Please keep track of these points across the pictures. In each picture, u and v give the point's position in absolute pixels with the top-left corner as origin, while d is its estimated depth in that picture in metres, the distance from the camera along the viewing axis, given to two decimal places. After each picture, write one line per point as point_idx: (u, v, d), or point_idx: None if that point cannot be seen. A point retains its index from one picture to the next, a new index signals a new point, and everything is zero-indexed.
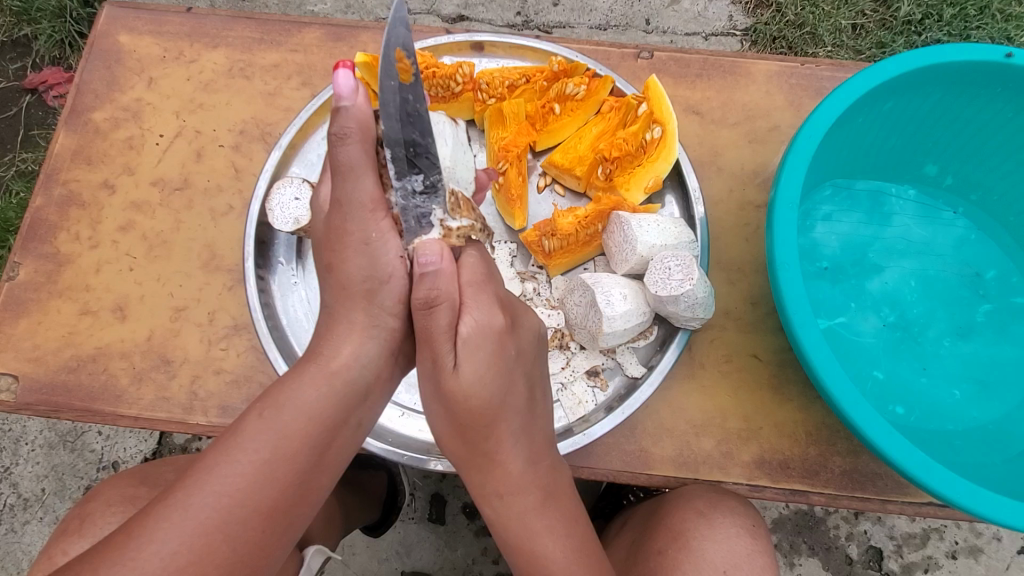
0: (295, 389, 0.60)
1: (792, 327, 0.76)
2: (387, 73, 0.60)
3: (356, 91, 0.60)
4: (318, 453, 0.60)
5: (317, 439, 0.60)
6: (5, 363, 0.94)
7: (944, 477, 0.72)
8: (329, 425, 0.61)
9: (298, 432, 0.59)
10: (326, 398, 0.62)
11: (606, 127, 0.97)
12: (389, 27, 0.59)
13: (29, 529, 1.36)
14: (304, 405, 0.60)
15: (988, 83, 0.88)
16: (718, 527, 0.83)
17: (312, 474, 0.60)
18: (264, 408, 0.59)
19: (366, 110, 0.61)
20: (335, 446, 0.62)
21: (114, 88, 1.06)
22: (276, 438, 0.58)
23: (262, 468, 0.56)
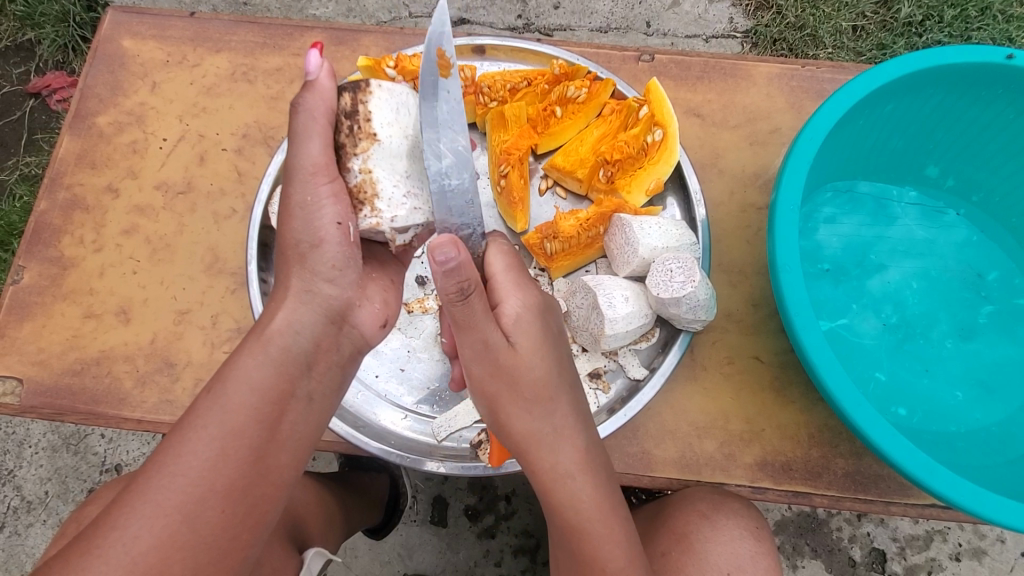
0: (238, 364, 0.59)
1: (794, 329, 0.76)
2: (425, 67, 0.64)
3: (322, 67, 0.65)
4: (267, 428, 0.59)
5: (263, 411, 0.58)
6: (10, 366, 0.94)
7: (947, 479, 0.72)
8: (276, 397, 0.59)
9: (243, 405, 0.57)
10: (279, 372, 0.60)
11: (607, 130, 0.97)
12: (434, 26, 0.64)
13: (33, 532, 1.36)
14: (246, 378, 0.59)
15: (989, 84, 0.88)
16: (722, 528, 0.83)
17: (268, 449, 0.59)
18: (210, 388, 0.58)
19: (327, 85, 0.65)
20: (287, 419, 0.60)
21: (117, 92, 1.06)
22: (222, 415, 0.56)
23: (213, 447, 0.55)
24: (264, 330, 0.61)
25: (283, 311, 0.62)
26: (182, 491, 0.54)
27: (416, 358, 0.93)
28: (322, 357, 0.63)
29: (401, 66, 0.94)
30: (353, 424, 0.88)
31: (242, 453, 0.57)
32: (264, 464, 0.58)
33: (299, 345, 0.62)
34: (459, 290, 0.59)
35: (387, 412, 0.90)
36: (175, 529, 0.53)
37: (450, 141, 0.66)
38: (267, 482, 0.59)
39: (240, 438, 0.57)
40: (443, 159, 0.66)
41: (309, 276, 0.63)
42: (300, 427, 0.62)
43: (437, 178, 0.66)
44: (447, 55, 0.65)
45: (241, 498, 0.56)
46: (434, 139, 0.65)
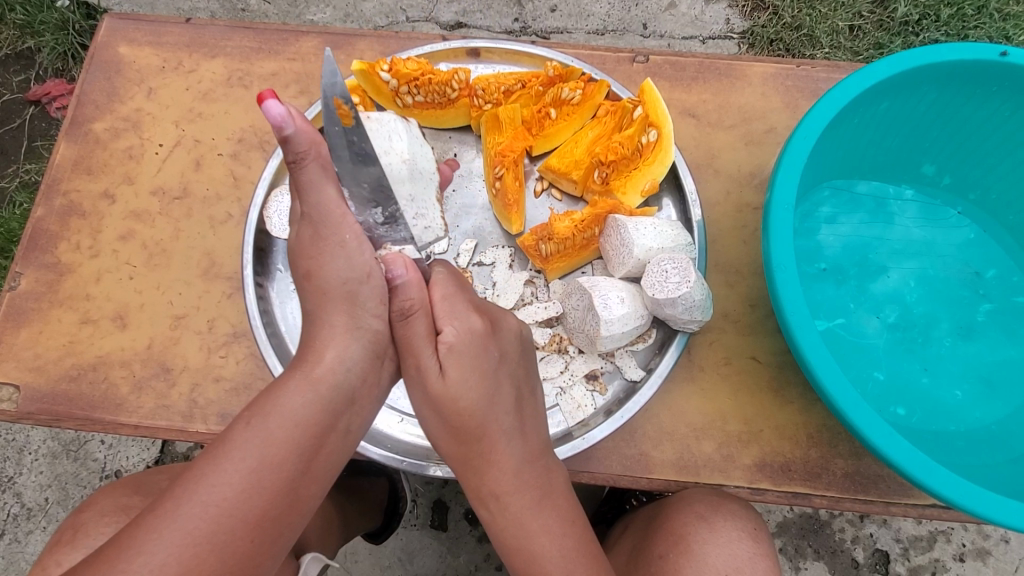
0: (283, 398, 0.60)
1: (790, 329, 0.76)
2: (328, 120, 0.64)
3: (294, 115, 0.57)
4: (306, 460, 0.59)
5: (304, 445, 0.59)
6: (7, 372, 0.94)
7: (946, 479, 0.71)
8: (318, 430, 0.60)
9: (285, 439, 0.58)
10: (323, 408, 0.61)
11: (602, 130, 0.97)
12: (320, 79, 0.63)
13: (33, 539, 1.36)
14: (291, 411, 0.59)
15: (984, 82, 0.87)
16: (720, 530, 0.83)
17: (301, 480, 0.59)
18: (253, 417, 0.58)
19: (307, 131, 0.59)
20: (323, 452, 0.61)
21: (114, 99, 1.07)
22: (264, 448, 0.56)
23: (245, 474, 0.55)
24: (312, 368, 0.62)
25: (333, 348, 0.64)
26: (216, 519, 0.53)
27: None
28: (364, 393, 0.66)
29: (396, 70, 0.95)
30: None
31: (277, 485, 0.57)
32: (295, 493, 0.58)
33: (347, 382, 0.63)
34: (400, 310, 0.64)
35: (382, 416, 0.90)
36: (203, 557, 0.52)
37: (381, 186, 0.67)
38: (296, 512, 0.59)
39: (278, 470, 0.57)
40: (381, 207, 0.68)
41: (359, 312, 0.65)
42: (333, 458, 0.62)
43: (386, 224, 0.69)
44: (345, 104, 0.64)
45: (271, 526, 0.56)
46: (371, 187, 0.67)
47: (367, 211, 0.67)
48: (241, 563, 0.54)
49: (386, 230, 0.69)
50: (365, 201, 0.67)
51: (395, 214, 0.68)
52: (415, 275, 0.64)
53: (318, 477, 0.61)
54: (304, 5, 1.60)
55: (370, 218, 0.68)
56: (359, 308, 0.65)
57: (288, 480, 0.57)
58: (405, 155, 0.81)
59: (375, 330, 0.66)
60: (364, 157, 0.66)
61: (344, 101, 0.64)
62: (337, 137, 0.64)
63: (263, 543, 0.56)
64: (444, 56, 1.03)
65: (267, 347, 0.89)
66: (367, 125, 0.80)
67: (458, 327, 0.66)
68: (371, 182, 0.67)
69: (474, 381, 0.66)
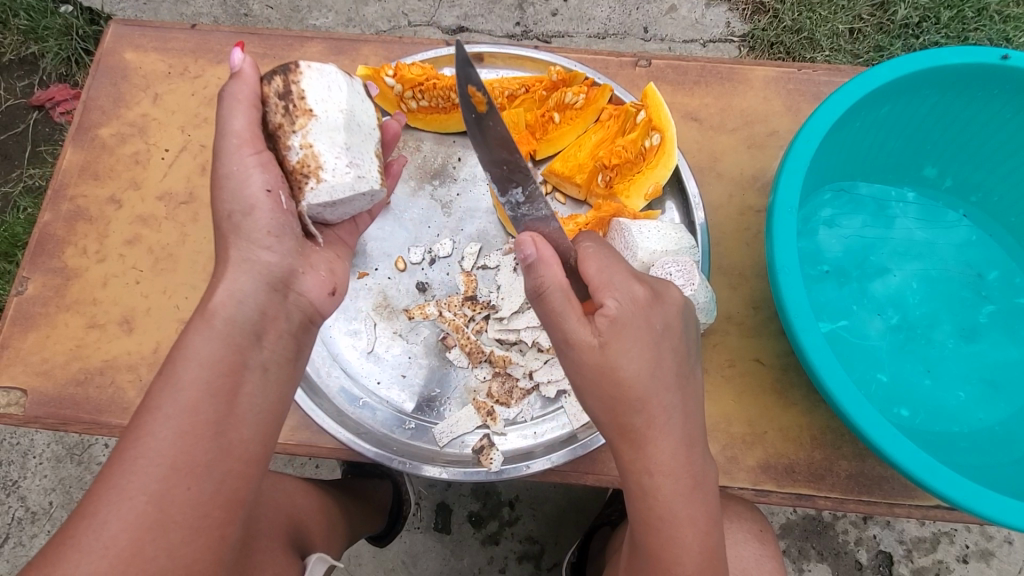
0: (183, 342, 0.60)
1: (794, 331, 0.76)
2: (466, 107, 0.71)
3: (245, 61, 0.67)
4: (224, 401, 0.59)
5: (215, 383, 0.59)
6: (14, 376, 0.95)
7: (950, 480, 0.71)
8: (226, 369, 0.60)
9: (194, 380, 0.58)
10: (226, 343, 0.61)
11: (606, 134, 0.98)
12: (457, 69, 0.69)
13: (37, 542, 1.37)
14: (194, 353, 0.59)
15: (985, 85, 0.88)
16: (728, 532, 0.85)
17: (228, 424, 0.59)
18: (162, 369, 0.59)
19: (252, 76, 0.67)
20: (244, 391, 0.61)
21: (120, 104, 1.07)
22: (176, 393, 0.57)
23: None
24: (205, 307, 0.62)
25: (222, 284, 0.63)
26: (145, 470, 0.54)
27: (416, 365, 0.93)
28: (270, 326, 0.65)
29: (400, 75, 0.95)
30: (354, 431, 0.88)
31: (200, 428, 0.57)
32: (226, 439, 0.58)
33: (243, 314, 0.63)
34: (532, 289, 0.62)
35: (386, 418, 0.90)
36: (142, 509, 0.53)
37: (518, 169, 0.70)
38: (232, 458, 0.59)
39: (196, 412, 0.57)
40: (520, 187, 0.70)
41: (246, 244, 0.65)
42: (258, 400, 0.62)
43: (527, 202, 0.70)
44: (478, 90, 0.69)
45: (208, 474, 0.56)
46: (507, 171, 0.71)
47: (511, 191, 0.71)
48: (183, 511, 0.55)
49: (528, 209, 0.70)
50: (506, 183, 0.71)
51: (533, 192, 0.70)
52: (552, 254, 0.62)
53: (248, 422, 0.61)
54: (307, 10, 1.61)
55: (512, 200, 0.72)
56: (247, 237, 0.65)
57: (210, 423, 0.58)
58: (342, 105, 0.70)
59: (263, 262, 0.65)
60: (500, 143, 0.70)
61: (477, 88, 0.69)
62: (473, 123, 0.72)
63: (206, 494, 0.56)
64: (448, 61, 1.04)
65: None
66: (302, 72, 0.69)
67: (620, 298, 0.61)
68: (508, 165, 0.70)
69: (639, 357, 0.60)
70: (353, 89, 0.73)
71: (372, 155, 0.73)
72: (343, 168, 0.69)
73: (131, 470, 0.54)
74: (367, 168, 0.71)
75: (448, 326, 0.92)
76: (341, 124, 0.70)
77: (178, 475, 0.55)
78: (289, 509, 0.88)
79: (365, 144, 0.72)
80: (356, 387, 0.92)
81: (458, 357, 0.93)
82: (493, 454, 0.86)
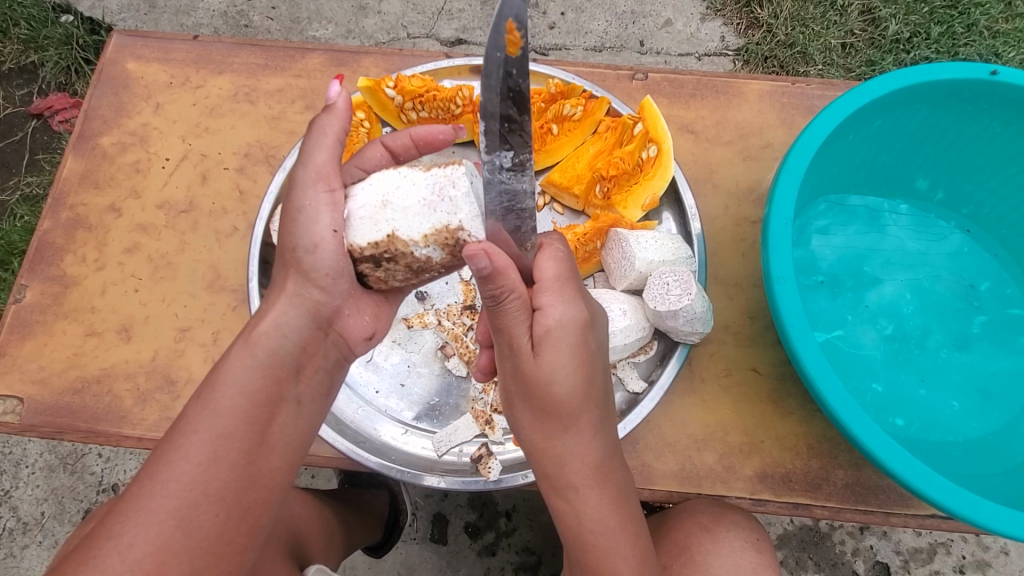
0: (226, 367, 0.62)
1: (790, 341, 0.77)
2: (493, 45, 0.56)
3: (341, 95, 0.68)
4: (259, 431, 0.61)
5: (252, 411, 0.61)
6: (11, 385, 0.94)
7: (946, 488, 0.72)
8: (265, 399, 0.62)
9: (233, 408, 0.60)
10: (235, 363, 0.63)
11: (604, 146, 0.99)
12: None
13: (29, 553, 1.35)
14: (235, 380, 0.62)
15: (975, 99, 0.90)
16: (723, 540, 0.83)
17: (259, 453, 0.61)
18: (201, 392, 0.61)
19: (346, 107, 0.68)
20: (279, 421, 0.64)
21: (121, 114, 1.08)
22: (210, 414, 0.59)
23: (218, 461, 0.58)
24: (252, 331, 0.64)
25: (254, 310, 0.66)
26: (177, 495, 0.56)
27: (416, 373, 0.93)
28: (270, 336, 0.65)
29: (401, 86, 0.96)
30: (354, 440, 0.88)
31: (233, 457, 0.59)
32: (254, 467, 0.61)
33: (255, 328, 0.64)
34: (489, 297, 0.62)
35: (386, 427, 0.91)
36: (170, 531, 0.55)
37: (519, 131, 0.60)
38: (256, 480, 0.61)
39: (232, 441, 0.59)
40: (512, 152, 0.61)
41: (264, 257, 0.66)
42: (291, 430, 0.65)
43: (511, 170, 0.62)
44: (517, 30, 0.55)
45: (235, 500, 0.59)
46: (506, 129, 0.60)
47: (498, 151, 0.61)
48: (211, 538, 0.57)
49: (510, 177, 0.63)
50: (497, 141, 0.60)
51: (524, 162, 0.62)
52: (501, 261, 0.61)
53: (279, 450, 0.63)
54: (307, 21, 1.63)
55: (497, 160, 0.62)
56: (305, 273, 0.65)
57: (243, 452, 0.60)
58: (385, 199, 0.64)
59: (318, 299, 0.66)
60: (514, 95, 0.58)
61: (517, 26, 0.55)
62: (496, 64, 0.57)
63: (233, 515, 0.58)
64: (448, 73, 1.05)
65: (253, 276, 0.92)
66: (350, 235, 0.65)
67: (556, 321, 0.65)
68: (510, 124, 0.60)
69: (568, 366, 0.66)
70: (388, 180, 0.66)
71: (424, 171, 0.65)
72: (437, 211, 0.63)
73: (160, 493, 0.56)
74: (438, 186, 0.64)
75: (447, 335, 0.93)
76: (389, 202, 0.64)
77: (210, 501, 0.57)
78: (289, 520, 0.88)
79: (410, 179, 0.65)
80: (355, 395, 0.92)
81: (457, 365, 0.93)
82: (491, 463, 0.86)
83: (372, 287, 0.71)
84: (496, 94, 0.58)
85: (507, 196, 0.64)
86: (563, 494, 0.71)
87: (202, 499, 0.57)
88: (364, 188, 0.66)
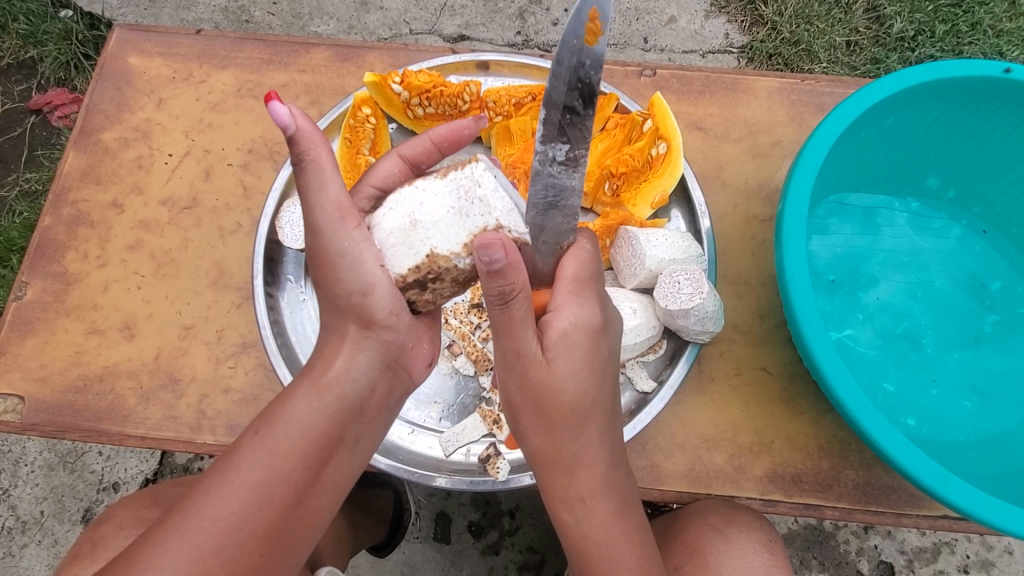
0: (291, 407, 0.62)
1: (804, 340, 0.76)
2: (571, 32, 0.56)
3: (291, 116, 0.58)
4: (314, 472, 0.61)
5: (311, 455, 0.60)
6: (12, 383, 0.93)
7: (962, 490, 0.71)
8: (325, 441, 0.62)
9: (292, 450, 0.59)
10: (307, 403, 0.62)
11: (612, 143, 0.97)
12: None
13: (28, 553, 1.34)
14: (298, 420, 0.61)
15: (988, 97, 0.89)
16: (735, 542, 0.81)
17: (309, 492, 0.60)
18: (263, 427, 0.61)
19: (307, 126, 0.59)
20: (332, 463, 0.63)
21: (124, 109, 1.07)
22: (267, 452, 0.58)
23: (256, 491, 0.57)
24: (321, 375, 0.64)
25: None
26: (224, 532, 0.54)
27: None
28: None
29: (408, 82, 0.96)
30: None
31: (284, 497, 0.58)
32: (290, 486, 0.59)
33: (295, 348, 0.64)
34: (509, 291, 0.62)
35: (393, 427, 0.89)
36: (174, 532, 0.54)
37: (580, 125, 0.59)
38: None
39: (284, 480, 0.58)
40: (568, 144, 0.60)
41: None
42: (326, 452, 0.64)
43: (563, 164, 0.61)
44: (600, 21, 0.54)
45: (279, 540, 0.57)
46: (566, 121, 0.59)
47: (553, 143, 0.60)
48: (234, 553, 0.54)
49: (559, 171, 0.62)
50: (554, 131, 0.59)
51: (579, 158, 0.61)
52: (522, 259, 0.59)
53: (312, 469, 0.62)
54: (308, 16, 1.61)
55: (550, 151, 0.60)
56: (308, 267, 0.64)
57: (295, 492, 0.59)
58: (413, 221, 0.64)
59: (383, 339, 0.66)
60: (582, 85, 0.57)
61: (599, 16, 0.54)
62: (569, 52, 0.56)
63: None
64: (454, 69, 1.04)
65: (258, 273, 0.91)
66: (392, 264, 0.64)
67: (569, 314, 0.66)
68: (571, 116, 0.58)
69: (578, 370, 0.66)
70: (408, 200, 0.65)
71: (442, 180, 0.65)
72: (470, 216, 0.63)
73: (208, 529, 0.54)
74: (463, 190, 0.64)
75: (455, 334, 0.92)
76: (418, 221, 0.64)
77: (256, 541, 0.56)
78: None
79: (430, 191, 0.65)
80: None
81: (464, 365, 0.92)
82: (499, 463, 0.85)
83: (420, 313, 0.70)
84: (565, 83, 0.57)
85: (553, 190, 0.63)
86: (576, 505, 0.69)
87: (249, 539, 0.55)
88: (388, 214, 0.65)
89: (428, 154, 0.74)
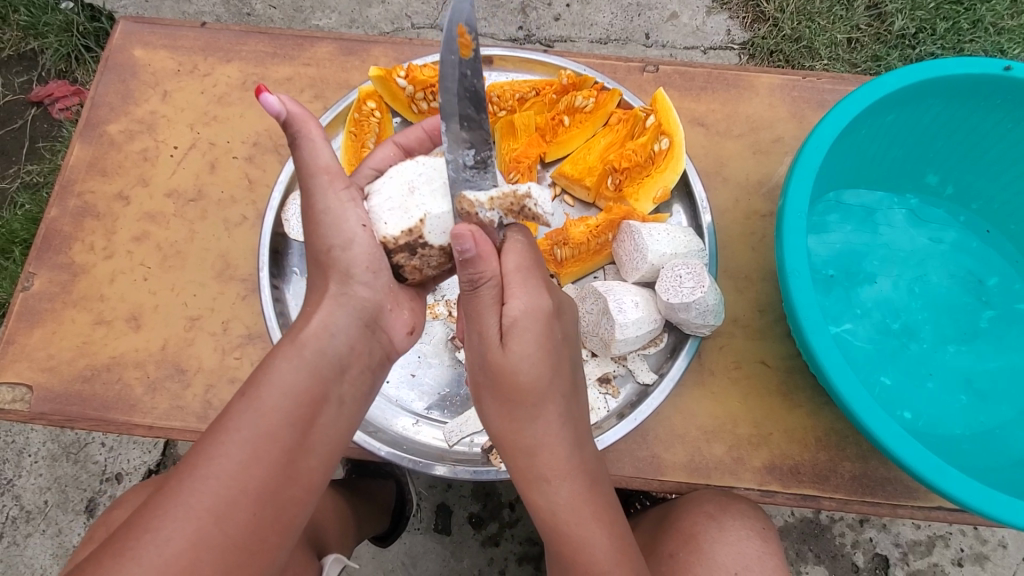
0: (273, 366, 0.62)
1: (804, 332, 0.77)
2: (446, 49, 0.63)
3: (281, 102, 0.62)
4: (300, 429, 0.61)
5: (296, 412, 0.60)
6: (19, 372, 0.94)
7: (959, 481, 0.73)
8: (309, 399, 0.62)
9: (276, 407, 0.59)
10: (294, 364, 0.62)
11: (615, 138, 0.99)
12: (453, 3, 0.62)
13: (32, 542, 1.35)
14: (281, 380, 0.61)
15: (987, 94, 0.90)
16: (731, 530, 0.83)
17: (298, 453, 0.60)
18: (245, 389, 0.61)
19: (293, 106, 0.63)
20: (319, 423, 0.63)
21: (129, 101, 1.07)
22: (255, 414, 0.58)
23: (245, 448, 0.56)
24: (299, 334, 0.65)
25: (317, 315, 0.66)
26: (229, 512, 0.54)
27: (426, 364, 0.93)
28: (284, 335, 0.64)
29: (412, 76, 0.96)
30: (367, 430, 0.88)
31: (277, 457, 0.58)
32: (294, 467, 0.59)
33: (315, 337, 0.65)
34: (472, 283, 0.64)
35: (398, 418, 0.91)
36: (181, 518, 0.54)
37: (479, 128, 0.66)
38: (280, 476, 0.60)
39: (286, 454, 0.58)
40: (474, 149, 0.67)
41: None
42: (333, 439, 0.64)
43: (474, 168, 0.67)
44: (468, 33, 0.63)
45: None
46: (467, 128, 0.65)
47: (459, 151, 0.67)
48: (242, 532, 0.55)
49: (473, 175, 0.67)
50: (458, 139, 0.66)
51: (486, 160, 0.67)
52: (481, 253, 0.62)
53: (316, 452, 0.62)
54: (310, 10, 1.62)
55: (460, 159, 0.67)
56: None
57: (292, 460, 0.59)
58: (409, 189, 0.70)
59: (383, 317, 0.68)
60: (470, 94, 0.65)
61: (467, 29, 0.63)
62: (450, 67, 0.64)
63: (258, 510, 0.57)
64: None
65: (264, 268, 0.92)
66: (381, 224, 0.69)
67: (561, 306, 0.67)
68: (469, 121, 0.65)
69: (535, 356, 0.67)
70: (412, 169, 0.72)
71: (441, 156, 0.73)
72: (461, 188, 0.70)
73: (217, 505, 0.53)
74: None
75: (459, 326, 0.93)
76: (415, 188, 0.70)
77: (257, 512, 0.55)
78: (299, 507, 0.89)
79: (429, 165, 0.72)
80: None
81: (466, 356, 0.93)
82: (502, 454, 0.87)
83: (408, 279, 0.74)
84: (454, 96, 0.64)
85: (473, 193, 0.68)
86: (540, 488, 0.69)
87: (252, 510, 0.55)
88: (387, 181, 0.71)
89: (421, 142, 0.80)
